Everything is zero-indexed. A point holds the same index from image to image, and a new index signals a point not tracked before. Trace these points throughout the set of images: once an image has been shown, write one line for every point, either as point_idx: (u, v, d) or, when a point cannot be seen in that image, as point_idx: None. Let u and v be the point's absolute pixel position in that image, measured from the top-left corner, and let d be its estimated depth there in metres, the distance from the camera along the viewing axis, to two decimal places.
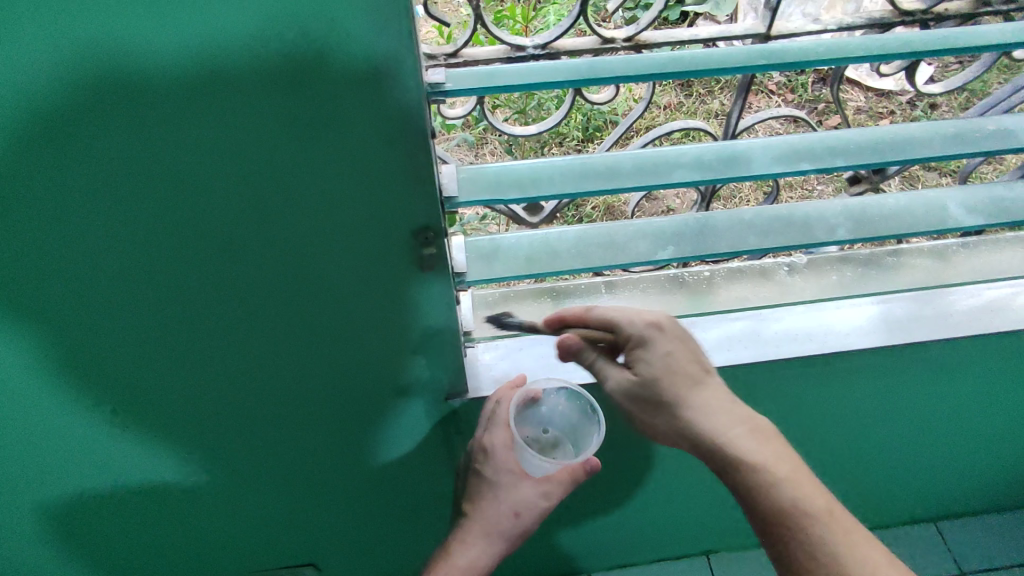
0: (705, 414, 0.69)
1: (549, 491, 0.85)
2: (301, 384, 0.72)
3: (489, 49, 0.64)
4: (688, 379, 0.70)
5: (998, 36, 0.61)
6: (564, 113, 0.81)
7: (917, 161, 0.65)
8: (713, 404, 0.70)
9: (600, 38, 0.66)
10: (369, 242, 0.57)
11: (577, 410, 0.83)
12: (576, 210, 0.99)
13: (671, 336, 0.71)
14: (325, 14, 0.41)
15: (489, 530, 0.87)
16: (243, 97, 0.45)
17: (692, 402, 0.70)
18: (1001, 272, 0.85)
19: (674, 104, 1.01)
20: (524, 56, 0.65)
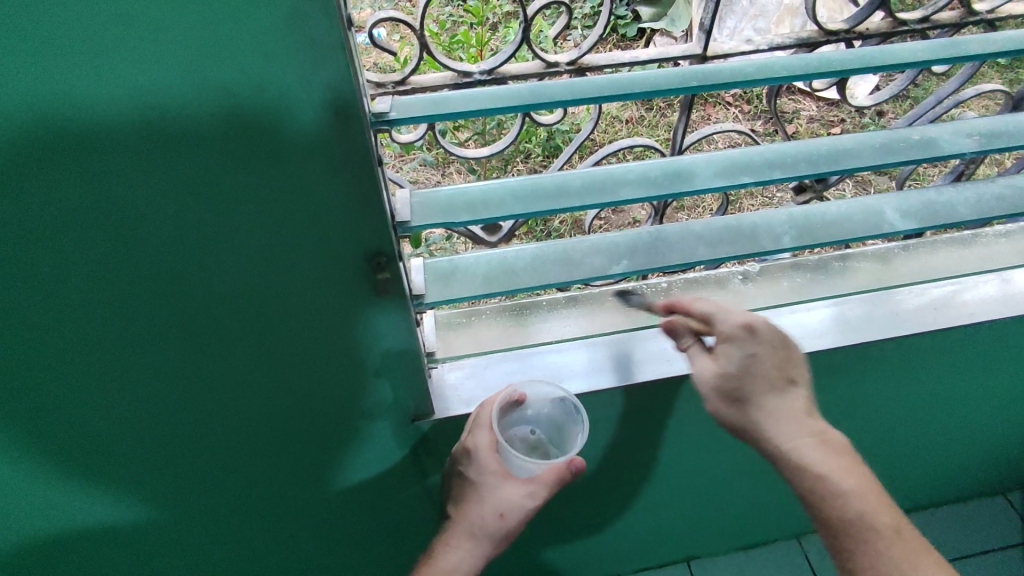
0: (773, 419, 0.70)
1: (536, 490, 0.77)
2: (267, 409, 0.72)
3: (436, 75, 0.61)
4: (772, 382, 0.70)
5: (945, 50, 0.60)
6: (512, 132, 0.77)
7: (860, 169, 0.64)
8: (787, 411, 0.70)
9: (544, 62, 0.62)
10: (322, 271, 0.56)
11: (560, 411, 0.84)
12: (546, 225, 1.02)
13: (765, 341, 0.70)
14: (252, 57, 0.41)
15: (474, 531, 0.78)
16: (181, 134, 0.45)
17: (767, 404, 0.70)
18: (937, 272, 0.92)
19: (637, 119, 1.05)
20: (471, 82, 0.61)
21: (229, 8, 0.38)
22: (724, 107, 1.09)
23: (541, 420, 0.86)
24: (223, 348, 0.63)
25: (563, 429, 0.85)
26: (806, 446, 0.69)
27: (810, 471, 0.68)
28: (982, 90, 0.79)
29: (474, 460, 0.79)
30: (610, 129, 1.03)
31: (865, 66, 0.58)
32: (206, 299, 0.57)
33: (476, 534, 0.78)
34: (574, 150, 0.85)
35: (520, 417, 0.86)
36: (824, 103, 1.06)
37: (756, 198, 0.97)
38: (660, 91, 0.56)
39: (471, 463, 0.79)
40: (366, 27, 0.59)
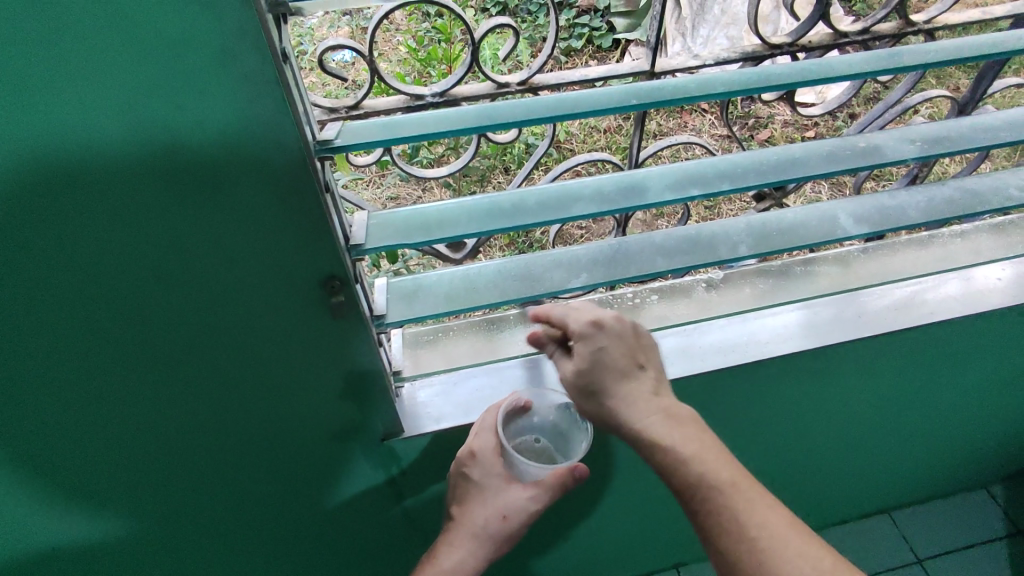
0: (626, 403, 0.66)
1: (538, 495, 0.79)
2: (233, 435, 0.71)
3: (389, 99, 0.62)
4: (621, 372, 0.67)
5: (881, 60, 0.62)
6: (470, 152, 0.77)
7: (808, 178, 0.66)
8: (636, 394, 0.66)
9: (495, 83, 0.64)
10: (278, 296, 0.57)
11: (565, 418, 0.84)
12: (527, 236, 1.04)
13: (613, 333, 0.69)
14: (191, 90, 0.41)
15: (476, 532, 0.81)
16: (125, 168, 0.45)
17: (617, 391, 0.67)
18: (897, 274, 0.93)
19: (613, 128, 1.08)
20: (423, 105, 0.63)
21: (161, 45, 0.39)
22: (699, 115, 1.11)
23: (546, 429, 0.86)
24: (183, 379, 0.62)
25: (565, 437, 0.86)
26: (653, 423, 0.64)
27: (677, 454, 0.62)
28: (929, 96, 0.82)
29: (478, 463, 0.80)
30: (588, 138, 1.05)
31: (802, 79, 0.59)
32: (162, 331, 0.57)
33: (479, 536, 0.81)
34: (530, 169, 0.86)
35: (527, 426, 0.87)
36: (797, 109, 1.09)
37: (732, 203, 1.00)
38: (603, 109, 0.57)
39: (476, 466, 0.80)
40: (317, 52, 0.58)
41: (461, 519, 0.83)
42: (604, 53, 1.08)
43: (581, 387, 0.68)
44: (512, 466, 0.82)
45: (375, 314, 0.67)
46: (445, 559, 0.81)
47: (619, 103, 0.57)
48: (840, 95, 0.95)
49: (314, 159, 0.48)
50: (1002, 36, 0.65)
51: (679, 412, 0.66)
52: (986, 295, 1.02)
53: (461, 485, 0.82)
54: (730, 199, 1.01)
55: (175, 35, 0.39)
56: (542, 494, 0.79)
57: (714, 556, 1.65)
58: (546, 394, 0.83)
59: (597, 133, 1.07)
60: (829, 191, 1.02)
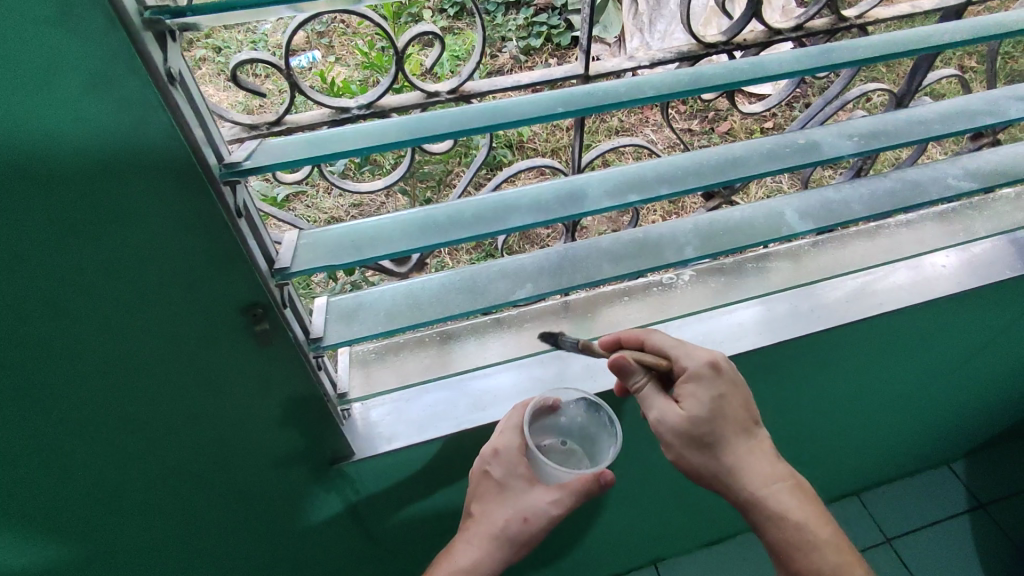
0: (744, 466, 0.71)
1: (560, 499, 0.76)
2: (166, 473, 0.67)
3: (313, 113, 0.59)
4: (741, 428, 0.72)
5: (810, 58, 0.61)
6: (403, 165, 0.75)
7: (747, 178, 0.65)
8: (756, 452, 0.72)
9: (424, 92, 0.61)
10: (196, 327, 0.53)
11: (594, 420, 0.83)
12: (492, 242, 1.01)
13: (728, 380, 0.72)
14: (69, 116, 0.38)
15: (495, 534, 0.78)
16: (3, 205, 0.41)
17: (734, 448, 0.72)
18: (848, 266, 0.94)
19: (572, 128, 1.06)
20: (350, 118, 0.60)
21: (21, 71, 0.35)
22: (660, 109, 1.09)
23: (573, 430, 0.85)
24: (102, 424, 0.58)
25: (593, 439, 0.85)
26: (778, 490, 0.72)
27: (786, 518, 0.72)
28: (867, 90, 0.82)
29: (501, 463, 0.79)
30: (551, 137, 1.04)
31: (733, 79, 0.58)
32: (70, 378, 0.53)
33: (498, 538, 0.78)
34: (470, 177, 0.84)
35: (553, 426, 0.86)
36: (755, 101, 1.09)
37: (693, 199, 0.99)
38: (531, 118, 0.55)
39: (500, 465, 0.79)
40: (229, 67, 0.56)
41: (479, 518, 0.80)
42: (563, 50, 1.06)
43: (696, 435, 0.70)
44: (537, 468, 0.80)
45: (309, 337, 0.64)
46: (461, 558, 0.79)
47: (548, 111, 0.56)
48: (781, 90, 0.95)
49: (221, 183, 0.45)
50: (931, 29, 0.65)
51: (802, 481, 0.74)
52: (936, 282, 1.03)
53: (483, 479, 0.80)
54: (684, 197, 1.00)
55: (41, 59, 0.35)
56: (564, 497, 0.76)
57: (688, 551, 1.66)
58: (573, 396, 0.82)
59: (558, 132, 1.05)
60: (789, 184, 1.01)
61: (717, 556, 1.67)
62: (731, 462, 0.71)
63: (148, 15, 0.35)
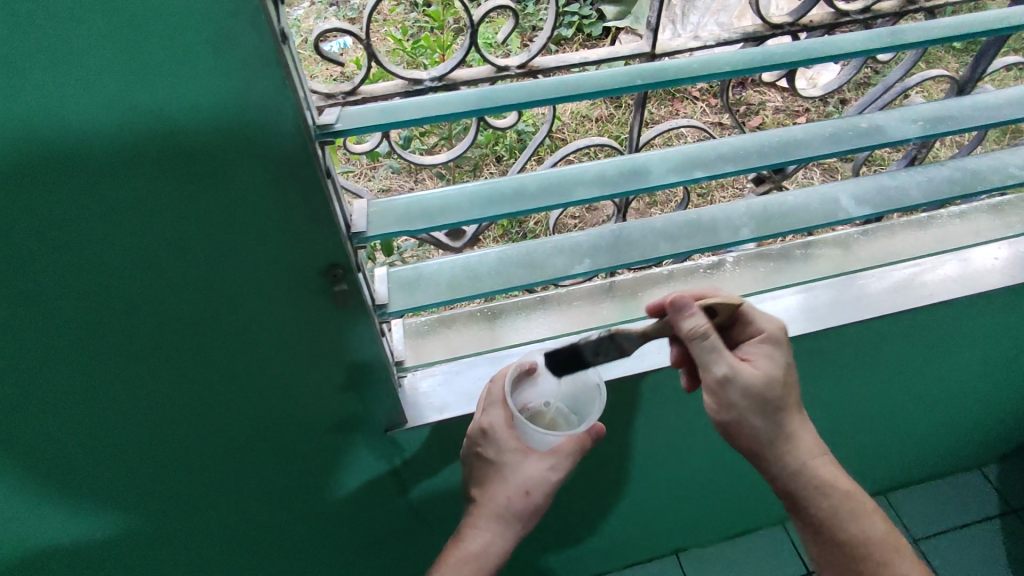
0: (800, 433, 0.75)
1: (559, 463, 0.79)
2: (235, 429, 0.71)
3: (386, 85, 0.60)
4: (796, 397, 0.75)
5: (881, 38, 0.61)
6: (469, 137, 0.77)
7: (810, 159, 0.66)
8: (810, 427, 0.76)
9: (494, 66, 0.62)
10: (278, 286, 0.56)
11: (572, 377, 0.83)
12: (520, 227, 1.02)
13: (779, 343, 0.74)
14: (191, 76, 0.40)
15: (501, 511, 0.80)
16: (125, 159, 0.44)
17: (793, 421, 0.74)
18: (898, 256, 0.94)
19: (606, 117, 1.06)
20: (422, 90, 0.61)
21: (156, 29, 0.38)
22: (690, 103, 1.09)
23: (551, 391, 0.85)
24: (183, 375, 0.62)
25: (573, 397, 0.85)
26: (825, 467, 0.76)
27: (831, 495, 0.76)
28: (929, 75, 0.81)
29: (491, 441, 0.79)
30: (580, 128, 1.04)
31: (805, 57, 0.59)
32: (164, 328, 0.56)
33: (501, 512, 0.80)
34: (529, 154, 0.85)
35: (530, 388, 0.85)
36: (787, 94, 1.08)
37: (727, 190, 0.99)
38: (605, 90, 0.56)
39: (490, 445, 0.79)
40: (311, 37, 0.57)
41: (480, 498, 0.81)
42: (594, 40, 1.06)
43: (761, 394, 0.71)
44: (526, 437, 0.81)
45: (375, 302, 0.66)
46: (473, 542, 0.80)
47: (621, 84, 0.57)
48: (841, 75, 0.95)
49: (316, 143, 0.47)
50: (1007, 12, 0.64)
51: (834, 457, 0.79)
52: (983, 275, 1.02)
53: (476, 461, 0.81)
54: (723, 186, 1.00)
55: (173, 17, 0.38)
56: (561, 461, 0.79)
57: (714, 542, 1.66)
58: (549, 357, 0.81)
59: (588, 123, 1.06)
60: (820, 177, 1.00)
61: (743, 548, 1.67)
62: (790, 428, 0.74)
63: None
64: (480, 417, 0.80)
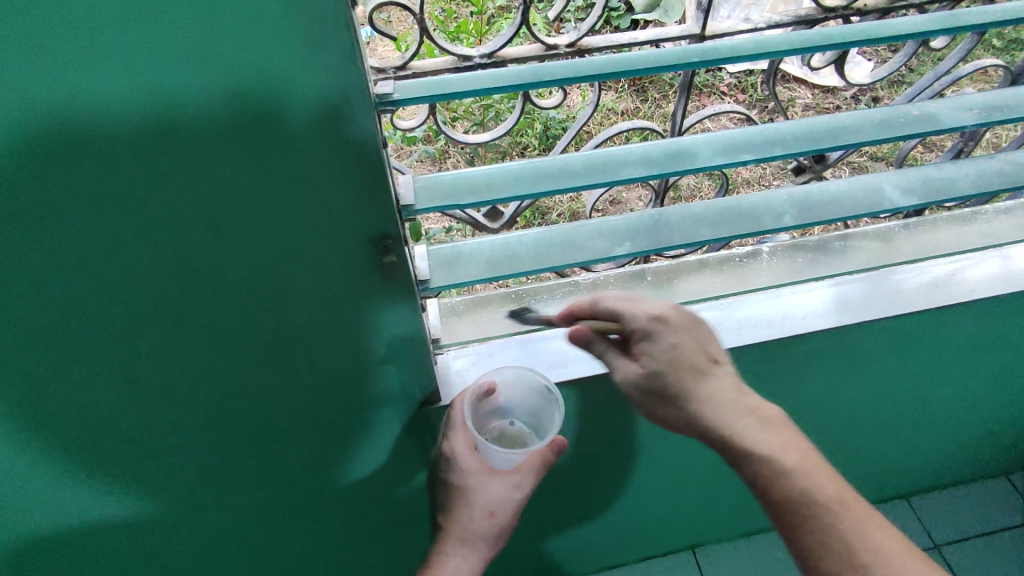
0: (710, 406, 0.69)
1: (522, 481, 0.81)
2: (277, 399, 0.72)
3: (437, 60, 0.61)
4: (698, 369, 0.70)
5: (940, 21, 0.60)
6: (511, 118, 0.77)
7: (859, 145, 0.65)
8: (722, 394, 0.69)
9: (544, 44, 0.62)
10: (330, 257, 0.57)
11: (534, 394, 0.82)
12: (541, 217, 1.03)
13: (680, 327, 0.71)
14: (265, 43, 0.41)
15: (468, 535, 0.81)
16: (196, 127, 0.45)
17: (704, 393, 0.69)
18: (939, 250, 0.92)
19: (631, 110, 1.05)
20: (471, 66, 0.62)
21: None
22: (717, 97, 1.09)
23: (517, 409, 0.85)
24: (234, 342, 0.63)
25: (539, 417, 0.84)
26: (747, 427, 0.68)
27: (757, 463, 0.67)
28: (980, 66, 0.80)
29: (454, 465, 0.81)
30: (605, 120, 1.03)
31: (861, 39, 0.58)
32: (220, 294, 0.58)
33: (466, 535, 0.81)
34: (572, 136, 0.86)
35: (496, 408, 0.85)
36: (819, 91, 1.06)
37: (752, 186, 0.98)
38: (658, 68, 0.56)
39: (452, 468, 0.81)
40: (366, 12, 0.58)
41: (448, 523, 0.82)
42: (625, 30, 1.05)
43: (653, 389, 0.70)
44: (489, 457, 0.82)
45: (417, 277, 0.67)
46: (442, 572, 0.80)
47: (673, 63, 0.57)
48: (888, 63, 0.93)
49: (377, 113, 0.48)
50: None
51: (768, 413, 0.70)
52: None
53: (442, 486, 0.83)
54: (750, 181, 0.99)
55: None
56: (523, 479, 0.80)
57: (732, 538, 1.66)
58: (507, 376, 0.81)
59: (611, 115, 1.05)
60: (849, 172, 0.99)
61: (761, 546, 1.66)
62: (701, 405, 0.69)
63: None
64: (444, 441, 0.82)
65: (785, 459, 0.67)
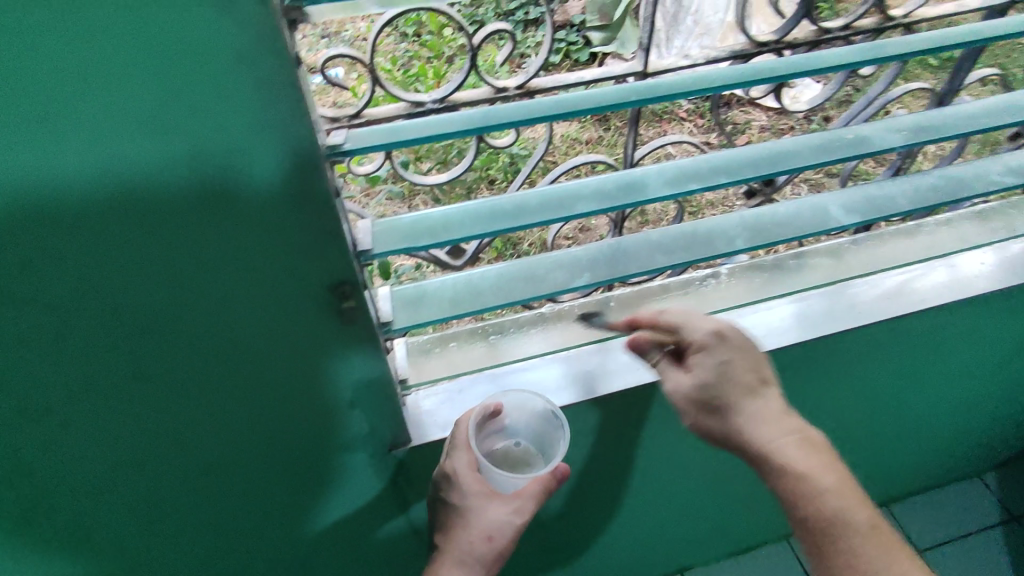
0: (751, 423, 0.73)
1: (523, 506, 0.78)
2: (244, 447, 0.71)
3: (390, 107, 0.62)
4: (746, 389, 0.74)
5: (863, 53, 0.64)
6: (469, 156, 0.79)
7: (801, 170, 0.68)
8: (765, 415, 0.73)
9: (493, 87, 0.64)
10: (289, 306, 0.57)
11: (539, 416, 0.84)
12: (513, 248, 1.04)
13: (735, 346, 0.75)
14: (208, 105, 0.41)
15: (464, 559, 0.78)
16: (144, 188, 0.45)
17: (746, 410, 0.74)
18: (887, 263, 0.96)
19: (596, 139, 1.07)
20: (423, 111, 0.63)
21: (177, 58, 0.39)
22: (678, 122, 1.13)
23: (522, 431, 0.87)
24: (196, 393, 0.63)
25: (543, 438, 0.86)
26: (788, 445, 0.72)
27: (788, 471, 0.70)
28: (907, 89, 0.85)
29: (455, 486, 0.80)
30: (570, 150, 1.06)
31: (792, 72, 0.61)
32: (179, 348, 0.58)
33: (464, 560, 0.78)
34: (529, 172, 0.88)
35: (501, 429, 0.87)
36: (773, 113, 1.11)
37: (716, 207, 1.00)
38: (603, 108, 0.58)
39: (453, 488, 0.80)
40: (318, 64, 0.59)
41: (447, 546, 0.81)
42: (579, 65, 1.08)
43: (703, 401, 0.75)
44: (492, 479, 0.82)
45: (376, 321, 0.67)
46: None
47: (616, 102, 0.59)
48: (827, 88, 0.98)
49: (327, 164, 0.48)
50: (981, 25, 0.68)
51: (813, 437, 0.74)
52: (971, 281, 1.04)
53: (443, 507, 0.82)
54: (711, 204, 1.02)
55: (193, 47, 0.39)
56: (524, 504, 0.78)
57: (717, 559, 1.65)
58: (513, 397, 0.83)
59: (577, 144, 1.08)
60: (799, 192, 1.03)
61: (746, 564, 1.66)
62: (740, 420, 0.74)
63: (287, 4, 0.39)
64: (446, 461, 0.80)
65: (818, 480, 0.69)
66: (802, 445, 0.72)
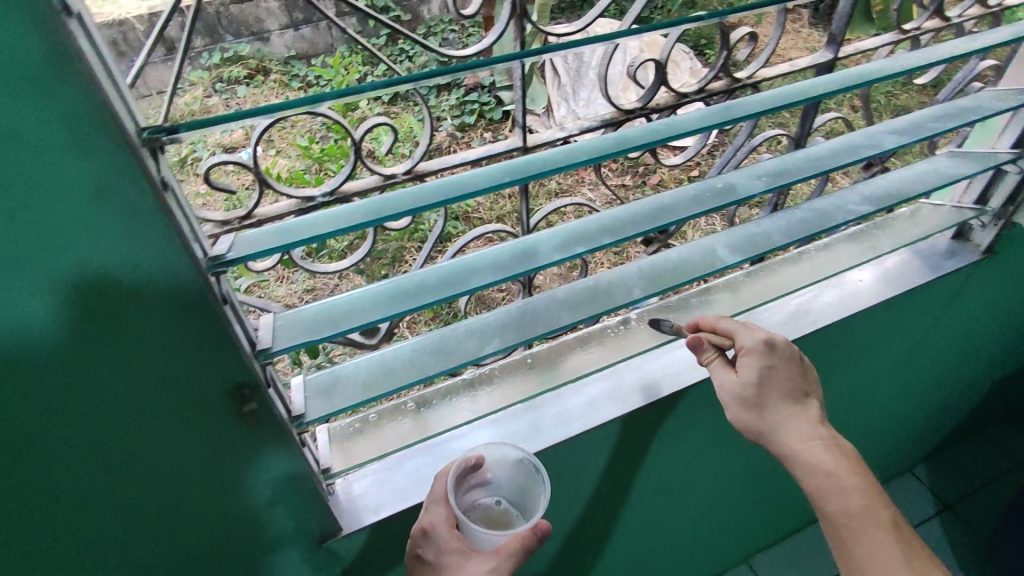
0: (785, 427, 0.75)
1: (499, 566, 0.68)
2: (157, 569, 0.67)
3: (281, 204, 0.64)
4: (789, 393, 0.77)
5: (713, 116, 0.71)
6: (366, 243, 0.80)
7: (679, 222, 0.73)
8: (802, 416, 0.76)
9: (382, 175, 0.67)
10: (187, 416, 0.56)
11: (521, 471, 0.82)
12: (450, 307, 1.06)
13: (784, 355, 0.79)
14: (73, 236, 0.42)
15: None
16: (12, 324, 0.44)
17: (782, 411, 0.76)
18: (782, 289, 1.04)
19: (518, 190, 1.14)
20: (314, 205, 0.66)
21: (35, 194, 0.39)
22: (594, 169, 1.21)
23: (505, 489, 0.84)
24: (94, 526, 0.59)
25: (524, 497, 0.83)
26: (816, 448, 0.74)
27: (822, 471, 0.73)
28: (766, 136, 0.95)
29: (429, 544, 0.74)
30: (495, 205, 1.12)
31: (653, 139, 0.67)
32: (69, 481, 0.54)
33: None
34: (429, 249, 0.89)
35: (480, 488, 0.85)
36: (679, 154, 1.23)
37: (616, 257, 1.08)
38: (486, 189, 0.62)
39: (428, 547, 0.74)
40: (202, 170, 0.60)
41: None
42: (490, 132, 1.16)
43: (747, 400, 0.76)
44: (469, 537, 0.75)
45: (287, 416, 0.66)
46: None
47: (495, 182, 0.63)
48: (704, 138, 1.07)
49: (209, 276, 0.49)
50: (811, 83, 0.77)
51: (838, 440, 0.76)
52: (860, 295, 1.14)
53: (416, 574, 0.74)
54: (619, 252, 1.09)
55: (49, 183, 0.39)
56: (501, 563, 0.68)
57: None
58: (497, 450, 0.82)
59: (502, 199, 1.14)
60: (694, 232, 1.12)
61: None
62: (774, 423, 0.76)
63: (146, 135, 0.41)
64: (422, 517, 0.76)
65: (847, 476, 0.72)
66: (830, 449, 0.74)
